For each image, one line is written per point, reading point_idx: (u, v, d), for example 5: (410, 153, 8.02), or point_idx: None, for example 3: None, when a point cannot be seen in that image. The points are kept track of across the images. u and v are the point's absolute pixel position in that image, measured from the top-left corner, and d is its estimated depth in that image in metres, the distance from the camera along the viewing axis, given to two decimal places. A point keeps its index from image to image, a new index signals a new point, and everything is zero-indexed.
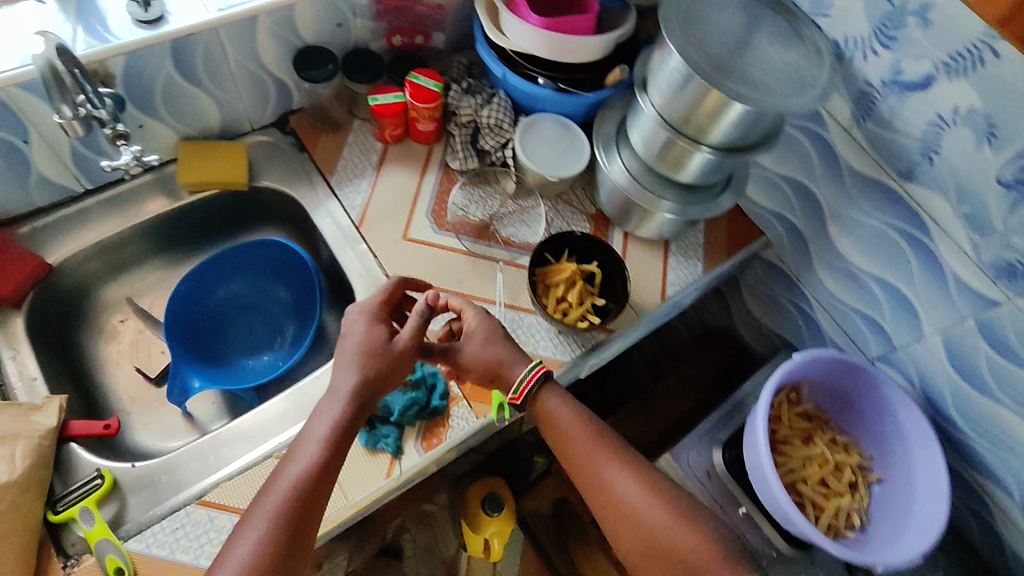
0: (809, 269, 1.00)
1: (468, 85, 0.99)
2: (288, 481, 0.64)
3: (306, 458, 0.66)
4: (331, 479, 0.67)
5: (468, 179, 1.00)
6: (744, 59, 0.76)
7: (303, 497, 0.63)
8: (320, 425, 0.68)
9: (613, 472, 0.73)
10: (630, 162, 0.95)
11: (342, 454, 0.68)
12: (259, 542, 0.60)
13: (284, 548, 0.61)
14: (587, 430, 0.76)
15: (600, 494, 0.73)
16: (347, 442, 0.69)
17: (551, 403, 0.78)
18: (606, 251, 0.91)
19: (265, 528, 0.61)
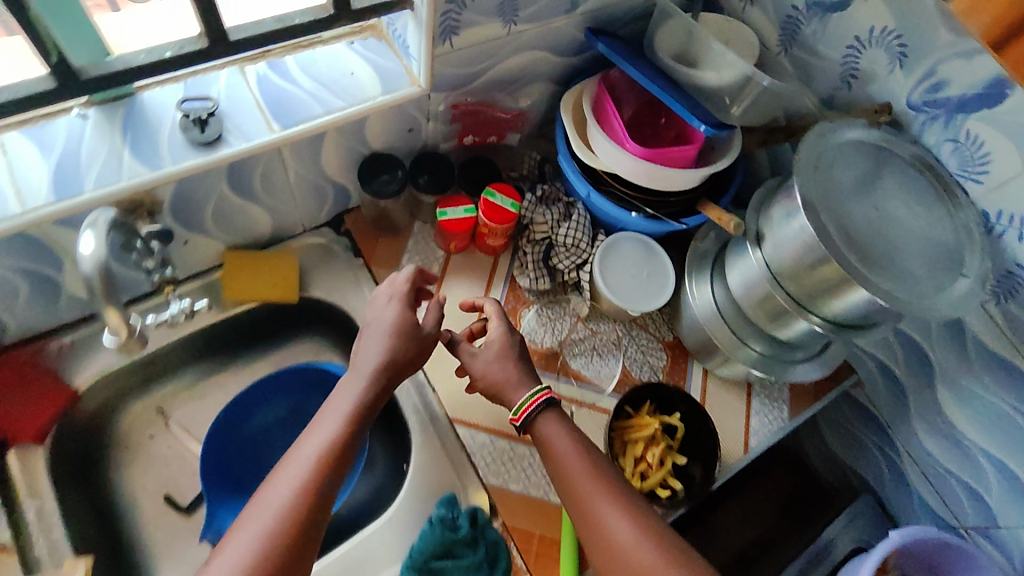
0: (905, 421, 0.92)
1: (543, 194, 0.89)
2: (306, 457, 0.60)
3: (325, 434, 0.62)
4: (350, 460, 0.63)
5: (537, 298, 0.91)
6: (886, 239, 0.66)
7: (321, 477, 0.59)
8: (340, 404, 0.65)
9: (605, 499, 0.67)
10: (722, 298, 0.85)
11: (362, 435, 0.65)
12: (272, 519, 0.56)
13: (299, 529, 0.57)
14: (583, 453, 0.71)
15: (589, 526, 0.67)
16: (367, 422, 0.66)
17: (554, 424, 0.73)
18: (688, 402, 0.84)
19: (277, 505, 0.57)
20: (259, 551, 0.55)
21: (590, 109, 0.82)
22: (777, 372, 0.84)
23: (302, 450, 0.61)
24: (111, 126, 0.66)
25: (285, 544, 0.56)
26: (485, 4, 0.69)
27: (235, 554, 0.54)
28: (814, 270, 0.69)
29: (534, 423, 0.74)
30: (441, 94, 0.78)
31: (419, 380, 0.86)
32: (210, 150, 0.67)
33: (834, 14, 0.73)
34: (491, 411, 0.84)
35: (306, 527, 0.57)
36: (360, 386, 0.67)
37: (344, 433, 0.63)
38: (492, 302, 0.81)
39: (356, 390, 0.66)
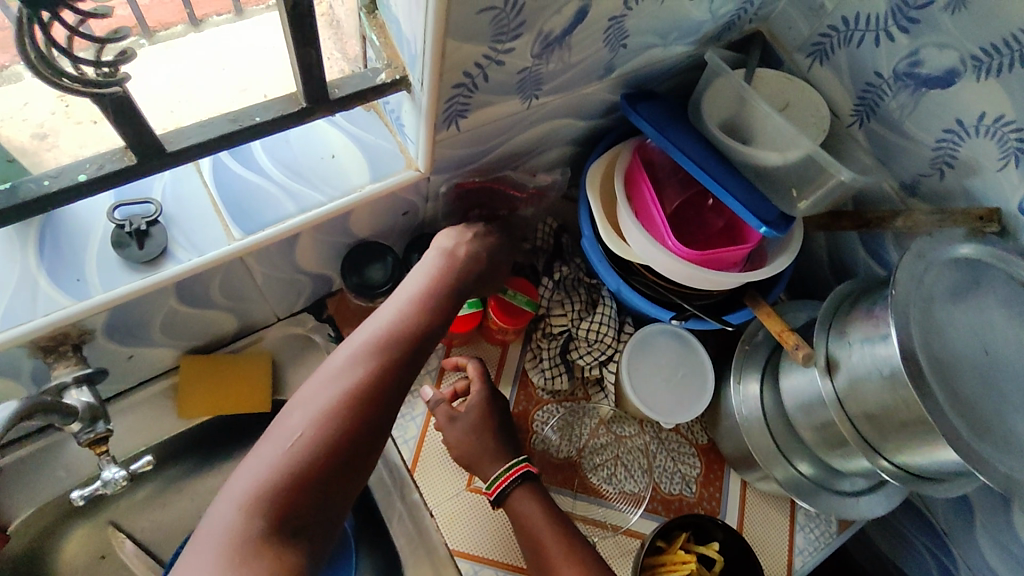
0: (967, 537, 0.80)
1: (561, 278, 0.76)
2: (379, 329, 0.55)
3: (401, 308, 0.57)
4: (432, 340, 0.57)
5: (551, 397, 0.79)
6: (990, 383, 0.55)
7: (398, 352, 0.53)
8: (416, 288, 0.59)
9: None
10: (769, 408, 0.73)
11: (444, 318, 0.58)
12: (347, 381, 0.51)
13: (375, 398, 0.51)
14: (558, 541, 0.63)
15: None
16: (448, 303, 0.59)
17: (534, 496, 0.66)
18: (728, 531, 0.71)
19: (352, 370, 0.51)
20: (333, 410, 0.49)
21: (621, 187, 0.69)
22: (824, 504, 0.72)
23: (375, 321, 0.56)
24: (24, 246, 0.52)
25: (360, 407, 0.50)
26: (501, 84, 0.56)
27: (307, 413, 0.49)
28: (901, 417, 0.56)
29: (509, 505, 0.66)
30: (443, 175, 0.65)
31: (414, 501, 0.73)
32: (152, 270, 0.53)
33: (932, 91, 0.61)
34: (499, 541, 0.72)
35: (385, 396, 0.51)
36: (441, 269, 0.61)
37: (419, 311, 0.57)
38: (476, 362, 0.73)
39: (433, 271, 0.61)
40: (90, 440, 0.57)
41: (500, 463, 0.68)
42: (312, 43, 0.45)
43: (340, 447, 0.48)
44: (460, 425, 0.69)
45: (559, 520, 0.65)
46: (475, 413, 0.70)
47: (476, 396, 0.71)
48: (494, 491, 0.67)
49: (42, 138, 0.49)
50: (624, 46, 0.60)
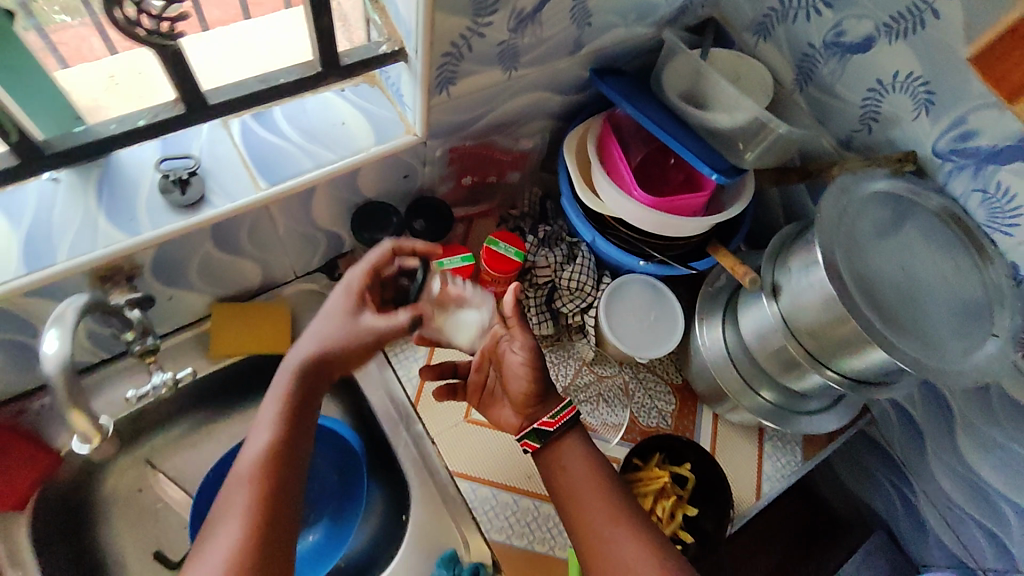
0: (918, 458, 0.89)
1: (545, 235, 0.87)
2: (246, 469, 0.59)
3: (265, 438, 0.61)
4: (300, 449, 0.62)
5: (540, 342, 0.88)
6: (905, 292, 0.65)
7: (270, 478, 0.59)
8: (268, 410, 0.63)
9: (609, 527, 0.68)
10: (733, 344, 0.82)
11: (304, 425, 0.64)
12: (231, 545, 0.54)
13: (267, 527, 0.56)
14: (601, 476, 0.72)
15: (596, 554, 0.68)
16: (308, 411, 0.65)
17: (583, 437, 0.75)
18: (700, 452, 0.80)
19: (229, 527, 0.56)
20: (229, 563, 0.53)
21: (594, 150, 0.79)
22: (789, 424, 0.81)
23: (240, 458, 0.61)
24: (85, 192, 0.63)
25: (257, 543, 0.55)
26: (483, 55, 0.66)
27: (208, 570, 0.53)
28: (834, 329, 0.66)
29: (558, 441, 0.74)
30: (437, 140, 0.75)
31: (417, 431, 0.82)
32: (192, 212, 0.64)
33: (855, 56, 0.71)
34: (493, 462, 0.81)
35: (269, 524, 0.57)
36: (288, 380, 0.65)
37: (282, 434, 0.62)
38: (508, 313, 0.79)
39: (284, 386, 0.65)
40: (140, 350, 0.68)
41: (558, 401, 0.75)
42: (326, 14, 0.56)
43: None
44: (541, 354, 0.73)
45: (600, 461, 0.74)
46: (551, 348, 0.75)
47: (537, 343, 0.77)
48: (557, 424, 0.74)
49: (95, 109, 0.57)
50: (590, 24, 0.71)
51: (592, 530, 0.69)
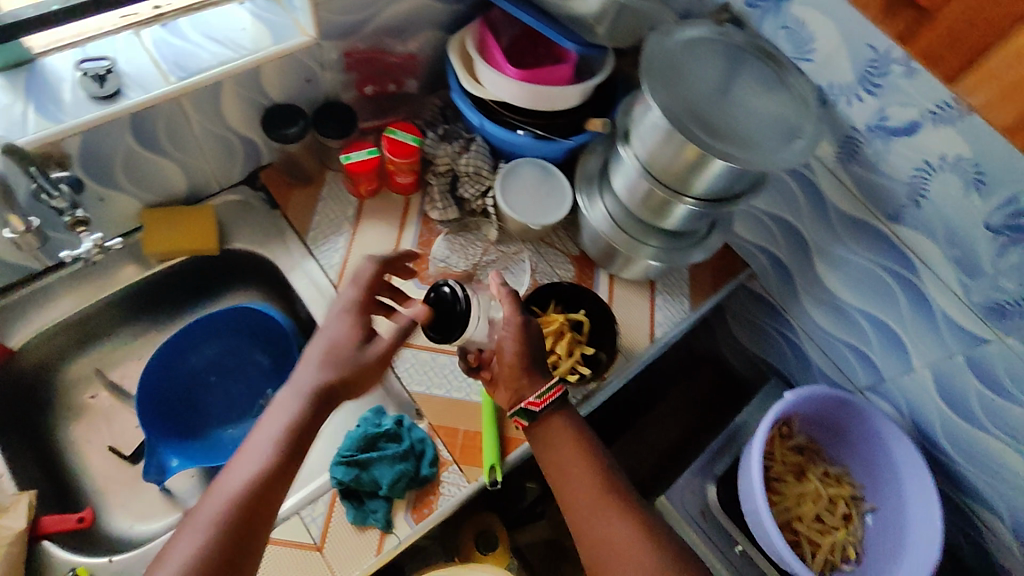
0: (793, 298, 1.00)
1: (443, 131, 0.96)
2: (232, 489, 0.60)
3: (257, 463, 0.62)
4: (286, 483, 0.63)
5: (448, 228, 0.97)
6: (727, 114, 0.76)
7: (245, 506, 0.59)
8: (270, 432, 0.65)
9: (598, 506, 0.70)
10: (613, 208, 0.93)
11: (297, 457, 0.65)
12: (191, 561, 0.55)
13: (231, 550, 0.57)
14: (587, 457, 0.73)
15: (585, 532, 0.69)
16: (303, 446, 0.65)
17: (569, 415, 0.76)
18: (593, 298, 0.91)
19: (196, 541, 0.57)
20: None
21: (472, 43, 0.90)
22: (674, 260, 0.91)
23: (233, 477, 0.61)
24: (14, 91, 0.73)
25: (218, 565, 0.56)
26: None
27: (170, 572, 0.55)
28: (679, 154, 0.77)
29: (548, 416, 0.76)
30: (331, 42, 0.86)
31: None
32: (111, 103, 0.74)
33: None
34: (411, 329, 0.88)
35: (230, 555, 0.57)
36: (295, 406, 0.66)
37: (271, 470, 0.62)
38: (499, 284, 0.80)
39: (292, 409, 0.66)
40: (71, 221, 0.76)
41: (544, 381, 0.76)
42: None
43: None
44: (525, 327, 0.76)
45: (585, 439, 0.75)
46: (537, 324, 0.78)
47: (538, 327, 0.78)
48: (543, 403, 0.75)
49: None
50: None
51: (581, 508, 0.70)
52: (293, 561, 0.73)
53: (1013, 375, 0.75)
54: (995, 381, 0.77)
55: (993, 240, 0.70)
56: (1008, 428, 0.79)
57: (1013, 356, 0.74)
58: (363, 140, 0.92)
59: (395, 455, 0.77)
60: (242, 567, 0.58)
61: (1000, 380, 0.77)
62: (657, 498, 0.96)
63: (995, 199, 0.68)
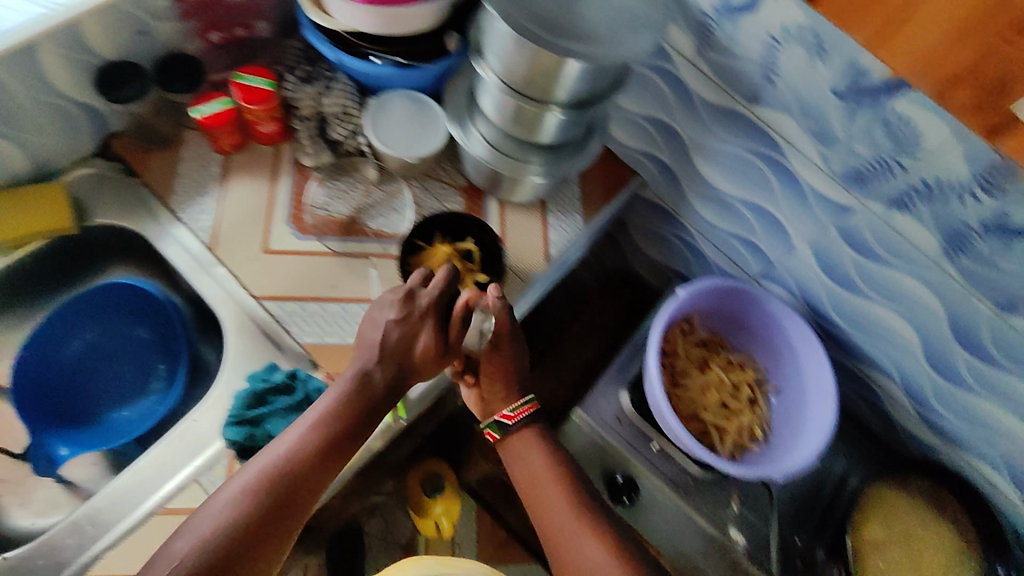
0: (683, 200, 1.01)
1: (304, 73, 0.92)
2: (280, 455, 0.66)
3: (306, 437, 0.68)
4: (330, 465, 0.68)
5: (323, 174, 0.92)
6: (575, 12, 0.74)
7: (287, 479, 0.65)
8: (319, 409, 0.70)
9: (573, 520, 0.75)
10: (488, 132, 0.89)
11: (344, 440, 0.70)
12: (231, 514, 0.62)
13: (269, 516, 0.63)
14: (562, 474, 0.79)
15: (560, 545, 0.75)
16: (345, 437, 0.70)
17: (542, 435, 0.82)
18: (479, 224, 0.87)
19: (242, 499, 0.63)
20: (225, 531, 0.61)
21: None
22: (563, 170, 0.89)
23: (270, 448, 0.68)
24: None
25: (245, 532, 0.62)
26: None
27: (206, 521, 0.62)
28: (535, 63, 0.74)
29: (515, 433, 0.82)
30: None
31: (218, 273, 0.85)
32: None
33: None
34: (296, 280, 0.84)
35: (270, 518, 0.63)
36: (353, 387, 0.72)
37: (318, 449, 0.68)
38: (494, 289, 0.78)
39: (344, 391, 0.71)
40: None
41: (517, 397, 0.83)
42: None
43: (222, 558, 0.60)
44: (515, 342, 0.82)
45: (561, 460, 0.81)
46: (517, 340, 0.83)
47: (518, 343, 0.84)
48: (514, 418, 0.81)
49: None
50: None
51: (557, 520, 0.76)
52: None
53: (878, 236, 0.77)
54: (865, 246, 0.80)
55: (842, 105, 0.70)
56: (883, 290, 0.82)
57: (878, 220, 0.76)
58: (215, 92, 0.88)
59: (288, 408, 0.75)
60: (275, 531, 0.63)
61: (869, 244, 0.79)
62: (574, 411, 0.97)
63: (837, 63, 0.68)
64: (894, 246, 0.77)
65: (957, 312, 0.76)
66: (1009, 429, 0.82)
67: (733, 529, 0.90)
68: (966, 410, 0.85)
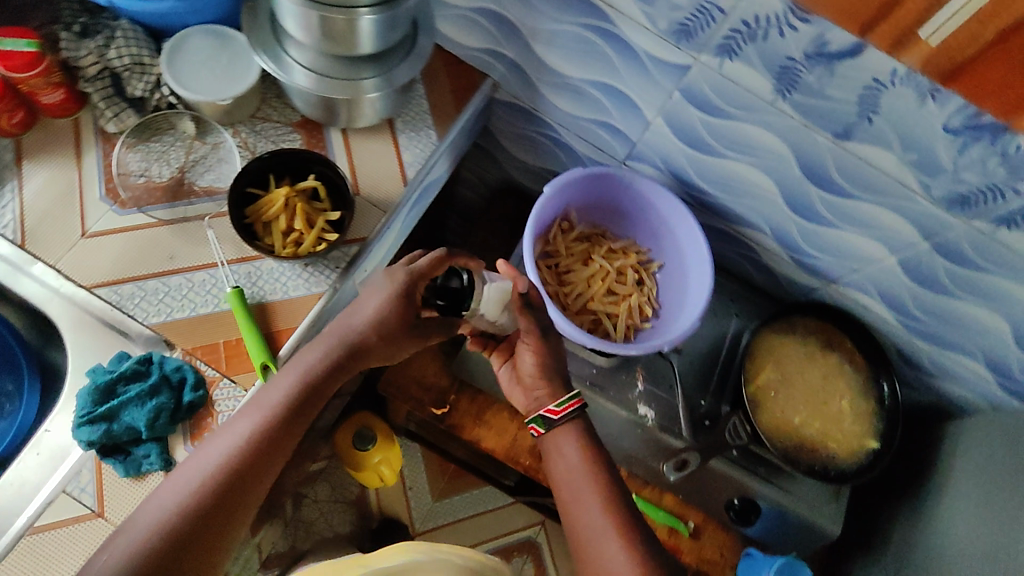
0: (537, 95, 0.93)
1: (80, 26, 0.79)
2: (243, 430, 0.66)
3: (266, 414, 0.67)
4: (289, 441, 0.68)
5: (133, 138, 0.83)
6: None
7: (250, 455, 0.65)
8: (283, 385, 0.69)
9: (601, 526, 0.70)
10: (306, 57, 0.78)
11: (305, 417, 0.69)
12: (193, 489, 0.62)
13: (229, 493, 0.63)
14: (594, 472, 0.75)
15: (583, 550, 0.71)
16: (305, 413, 0.69)
17: (582, 436, 0.78)
18: (320, 159, 0.80)
19: (204, 476, 0.63)
20: (185, 506, 0.61)
21: None
22: (398, 76, 0.80)
23: (222, 438, 0.66)
24: None
25: (204, 510, 0.61)
26: None
27: (167, 499, 0.61)
28: None
29: (557, 427, 0.78)
30: None
31: (38, 269, 0.77)
32: None
33: None
34: (127, 258, 0.76)
35: (231, 494, 0.63)
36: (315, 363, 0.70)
37: (278, 425, 0.67)
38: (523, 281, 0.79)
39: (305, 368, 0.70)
40: None
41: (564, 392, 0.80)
42: None
43: (181, 534, 0.60)
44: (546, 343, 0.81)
45: (596, 462, 0.76)
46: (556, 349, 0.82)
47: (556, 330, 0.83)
48: (561, 412, 0.78)
49: None
50: None
51: (586, 523, 0.71)
52: (74, 537, 0.67)
53: (717, 89, 0.75)
54: (708, 103, 0.78)
55: None
56: (734, 145, 0.81)
57: (712, 71, 0.73)
58: None
59: (145, 394, 0.70)
60: (234, 507, 0.63)
61: (711, 100, 0.77)
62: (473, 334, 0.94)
63: None
64: (733, 97, 0.75)
65: (802, 150, 0.76)
66: (872, 254, 0.85)
67: (641, 407, 0.92)
68: (832, 245, 0.87)
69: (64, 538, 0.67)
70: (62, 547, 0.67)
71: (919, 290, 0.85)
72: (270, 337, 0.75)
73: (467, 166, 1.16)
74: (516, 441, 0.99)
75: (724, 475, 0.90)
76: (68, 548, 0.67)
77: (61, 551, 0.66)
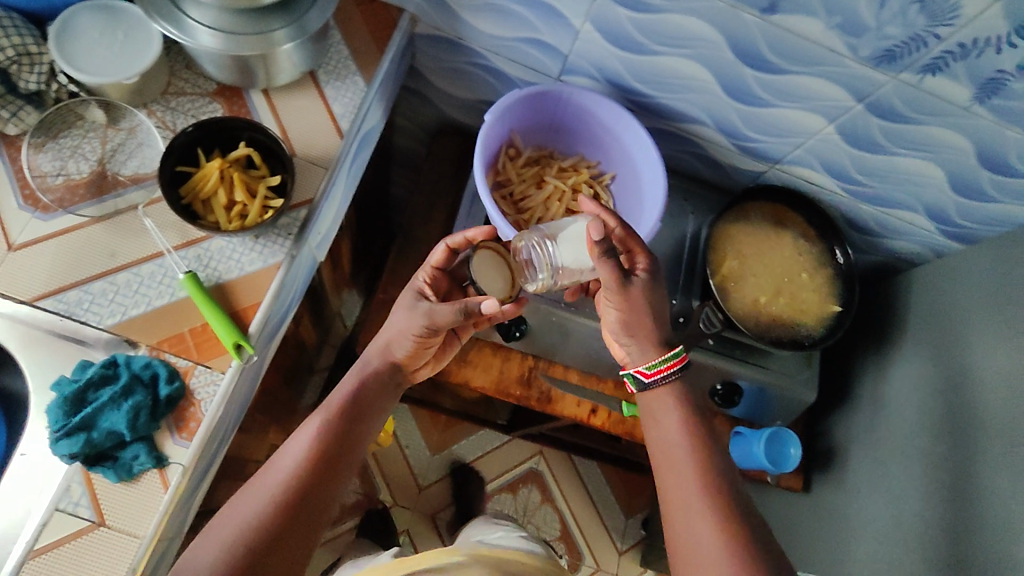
0: (458, 21, 0.89)
1: None
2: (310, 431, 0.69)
3: (329, 416, 0.71)
4: (354, 443, 0.72)
5: (39, 138, 0.77)
6: None
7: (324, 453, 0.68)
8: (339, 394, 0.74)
9: (692, 501, 0.67)
10: (207, 15, 0.72)
11: (362, 422, 0.74)
12: (275, 486, 0.65)
13: (309, 490, 0.66)
14: (697, 449, 0.70)
15: (674, 524, 0.67)
16: (362, 419, 0.74)
17: (686, 412, 0.74)
18: (247, 124, 0.76)
19: (284, 473, 0.66)
20: (270, 501, 0.64)
21: None
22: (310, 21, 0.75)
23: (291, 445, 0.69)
24: None
25: (289, 505, 0.64)
26: None
27: (250, 501, 0.64)
28: None
29: (654, 386, 0.76)
30: None
31: None
32: None
33: None
34: (65, 263, 0.72)
35: (311, 491, 0.66)
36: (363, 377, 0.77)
37: (342, 427, 0.71)
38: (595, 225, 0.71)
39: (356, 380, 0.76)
40: None
41: (659, 350, 0.76)
42: None
43: (270, 527, 0.62)
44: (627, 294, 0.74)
45: (701, 442, 0.71)
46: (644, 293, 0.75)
47: (647, 268, 0.76)
48: (653, 375, 0.75)
49: None
50: None
51: (680, 499, 0.68)
52: (80, 552, 0.65)
53: None
54: None
55: None
56: (666, 39, 0.81)
57: None
58: None
59: (119, 397, 0.68)
60: (316, 506, 0.66)
61: None
62: None
63: None
64: None
65: (733, 33, 0.76)
66: (812, 127, 0.87)
67: None
68: (774, 125, 0.89)
69: (71, 555, 0.65)
70: (70, 564, 0.65)
71: (859, 155, 0.88)
72: (236, 315, 0.73)
73: (399, 112, 1.12)
74: (503, 374, 1.00)
75: (707, 366, 0.94)
76: (77, 563, 0.65)
77: (70, 568, 0.65)
